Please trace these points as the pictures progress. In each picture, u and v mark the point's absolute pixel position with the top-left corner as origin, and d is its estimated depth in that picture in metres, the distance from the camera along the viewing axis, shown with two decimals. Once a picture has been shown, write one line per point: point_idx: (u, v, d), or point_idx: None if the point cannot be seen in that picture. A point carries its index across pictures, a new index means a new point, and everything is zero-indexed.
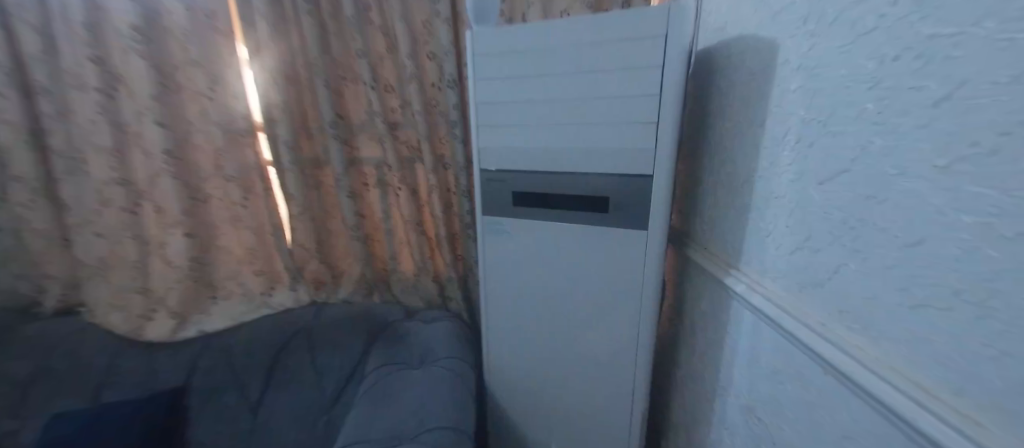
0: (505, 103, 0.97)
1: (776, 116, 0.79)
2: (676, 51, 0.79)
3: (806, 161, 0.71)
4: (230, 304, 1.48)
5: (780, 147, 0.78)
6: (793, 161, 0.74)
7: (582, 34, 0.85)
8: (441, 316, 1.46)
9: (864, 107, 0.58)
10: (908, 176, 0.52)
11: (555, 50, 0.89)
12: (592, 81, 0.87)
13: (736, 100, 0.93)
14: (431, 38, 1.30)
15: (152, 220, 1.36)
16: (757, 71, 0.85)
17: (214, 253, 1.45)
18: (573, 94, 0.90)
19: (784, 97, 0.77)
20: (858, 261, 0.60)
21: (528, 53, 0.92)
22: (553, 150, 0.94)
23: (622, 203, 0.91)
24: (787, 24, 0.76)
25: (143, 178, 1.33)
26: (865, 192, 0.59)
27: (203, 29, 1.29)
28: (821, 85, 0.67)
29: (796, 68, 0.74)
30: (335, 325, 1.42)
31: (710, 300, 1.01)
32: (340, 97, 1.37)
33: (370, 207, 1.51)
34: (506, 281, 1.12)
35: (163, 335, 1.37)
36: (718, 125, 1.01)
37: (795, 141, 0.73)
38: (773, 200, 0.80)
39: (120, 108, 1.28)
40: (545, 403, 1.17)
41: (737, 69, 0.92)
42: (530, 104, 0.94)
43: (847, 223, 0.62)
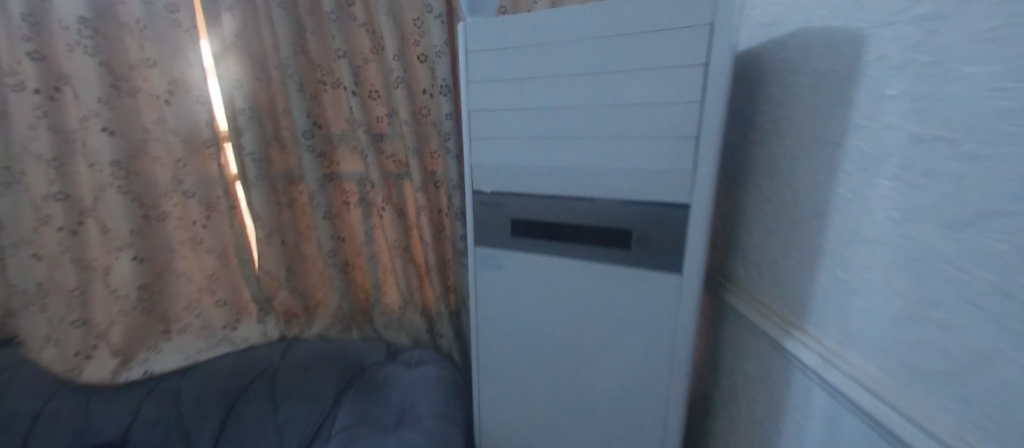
0: (502, 112, 0.78)
1: (864, 132, 0.53)
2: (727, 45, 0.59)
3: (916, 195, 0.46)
4: (187, 338, 1.28)
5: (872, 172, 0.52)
6: (892, 196, 0.49)
7: (599, 24, 0.66)
8: (430, 359, 1.26)
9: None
10: None
11: (564, 45, 0.69)
12: (611, 87, 0.67)
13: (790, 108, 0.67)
14: (422, 38, 1.13)
15: (97, 242, 1.18)
16: (820, 74, 0.60)
17: (170, 279, 1.26)
18: (586, 101, 0.70)
19: (878, 105, 0.51)
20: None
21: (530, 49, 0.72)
22: (563, 170, 0.74)
23: (650, 238, 0.70)
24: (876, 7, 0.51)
25: (88, 192, 1.15)
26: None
27: (163, 24, 1.13)
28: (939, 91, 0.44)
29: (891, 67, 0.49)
30: (303, 368, 1.22)
31: (755, 370, 0.76)
32: (318, 104, 1.20)
33: (352, 229, 1.33)
34: (501, 329, 0.91)
35: (102, 378, 1.17)
36: (760, 140, 0.75)
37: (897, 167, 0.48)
38: (862, 242, 0.53)
39: (65, 112, 1.12)
40: None
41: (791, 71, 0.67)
42: (532, 114, 0.75)
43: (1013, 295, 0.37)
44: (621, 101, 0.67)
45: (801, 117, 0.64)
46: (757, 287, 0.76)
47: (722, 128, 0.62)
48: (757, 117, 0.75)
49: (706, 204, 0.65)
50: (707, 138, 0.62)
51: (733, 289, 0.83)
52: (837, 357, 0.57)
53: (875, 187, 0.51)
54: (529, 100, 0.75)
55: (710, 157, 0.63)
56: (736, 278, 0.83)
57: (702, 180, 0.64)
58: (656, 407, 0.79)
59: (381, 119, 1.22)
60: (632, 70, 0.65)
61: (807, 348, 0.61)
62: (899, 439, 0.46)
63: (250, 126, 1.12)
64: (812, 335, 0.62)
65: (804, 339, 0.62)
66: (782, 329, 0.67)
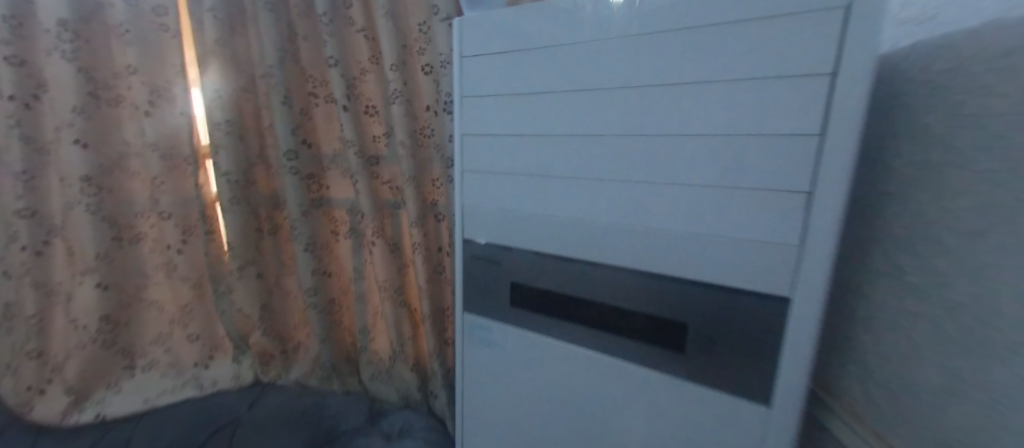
0: (504, 138, 0.57)
1: None
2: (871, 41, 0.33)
3: None
4: (152, 375, 1.14)
5: None
6: None
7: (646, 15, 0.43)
8: (418, 427, 1.04)
9: None
10: None
11: (595, 49, 0.47)
12: (662, 110, 0.44)
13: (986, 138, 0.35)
14: (427, 46, 0.94)
15: (64, 264, 1.06)
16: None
17: (139, 308, 1.13)
18: (622, 129, 0.47)
19: None
20: None
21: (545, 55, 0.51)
22: (584, 222, 0.51)
23: (716, 342, 0.45)
24: None
25: (58, 209, 1.04)
26: None
27: (149, 28, 1.02)
28: None
29: None
30: (267, 425, 1.03)
31: None
32: (308, 120, 1.05)
33: (342, 263, 1.16)
34: (491, 427, 0.67)
35: (49, 418, 1.03)
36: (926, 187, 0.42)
37: None
38: None
39: (41, 122, 1.02)
40: None
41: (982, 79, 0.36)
42: (543, 145, 0.53)
43: None
44: (674, 129, 0.43)
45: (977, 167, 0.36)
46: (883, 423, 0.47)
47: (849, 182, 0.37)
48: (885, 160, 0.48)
49: (814, 301, 0.39)
50: (823, 196, 0.37)
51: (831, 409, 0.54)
52: None
53: None
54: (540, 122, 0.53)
55: (825, 227, 0.37)
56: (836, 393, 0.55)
57: (809, 264, 0.38)
58: None
59: (378, 138, 1.05)
60: (695, 82, 0.41)
61: None
62: None
63: (228, 143, 0.98)
64: None
65: None
66: None
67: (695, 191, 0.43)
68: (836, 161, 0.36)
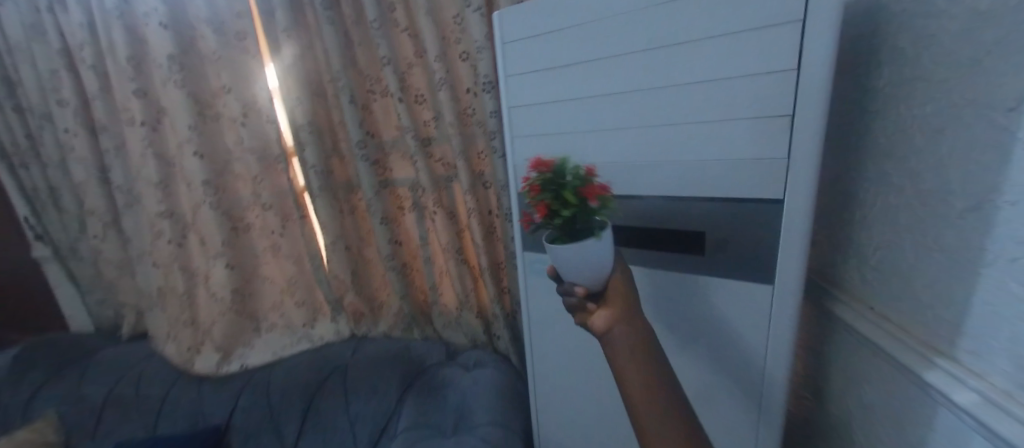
0: (537, 119, 0.72)
1: None
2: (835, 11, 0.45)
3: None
4: (273, 336, 1.43)
5: None
6: None
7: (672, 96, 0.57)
8: (489, 361, 1.27)
9: None
10: None
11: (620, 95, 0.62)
12: (710, 139, 0.56)
13: (930, 88, 0.49)
14: (463, 35, 1.09)
15: (197, 251, 1.35)
16: (975, 61, 0.44)
17: (256, 284, 1.41)
18: (616, 143, 0.64)
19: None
20: None
21: (556, 68, 0.67)
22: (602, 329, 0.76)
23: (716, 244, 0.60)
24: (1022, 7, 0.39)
25: (188, 209, 1.33)
26: None
27: (233, 52, 1.22)
28: None
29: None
30: (372, 365, 1.29)
31: (880, 402, 0.60)
32: (369, 114, 1.23)
33: (408, 233, 1.37)
34: (565, 345, 0.84)
35: (208, 371, 1.34)
36: (906, 113, 0.53)
37: None
38: (1006, 257, 0.42)
39: (164, 142, 1.29)
40: None
41: (926, 56, 0.49)
42: (563, 129, 0.69)
43: None
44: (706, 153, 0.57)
45: (938, 77, 0.48)
46: (876, 298, 0.60)
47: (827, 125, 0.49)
48: (874, 84, 0.58)
49: (807, 204, 0.52)
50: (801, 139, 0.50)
51: (844, 300, 0.65)
52: (1005, 396, 0.41)
53: None
54: (566, 96, 0.67)
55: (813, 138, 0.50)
56: (848, 287, 0.66)
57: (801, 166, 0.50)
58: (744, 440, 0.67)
59: (428, 123, 1.21)
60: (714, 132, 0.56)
61: (958, 381, 0.46)
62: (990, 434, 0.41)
63: (311, 140, 1.19)
64: (966, 364, 0.46)
65: (953, 369, 0.46)
66: (917, 354, 0.51)
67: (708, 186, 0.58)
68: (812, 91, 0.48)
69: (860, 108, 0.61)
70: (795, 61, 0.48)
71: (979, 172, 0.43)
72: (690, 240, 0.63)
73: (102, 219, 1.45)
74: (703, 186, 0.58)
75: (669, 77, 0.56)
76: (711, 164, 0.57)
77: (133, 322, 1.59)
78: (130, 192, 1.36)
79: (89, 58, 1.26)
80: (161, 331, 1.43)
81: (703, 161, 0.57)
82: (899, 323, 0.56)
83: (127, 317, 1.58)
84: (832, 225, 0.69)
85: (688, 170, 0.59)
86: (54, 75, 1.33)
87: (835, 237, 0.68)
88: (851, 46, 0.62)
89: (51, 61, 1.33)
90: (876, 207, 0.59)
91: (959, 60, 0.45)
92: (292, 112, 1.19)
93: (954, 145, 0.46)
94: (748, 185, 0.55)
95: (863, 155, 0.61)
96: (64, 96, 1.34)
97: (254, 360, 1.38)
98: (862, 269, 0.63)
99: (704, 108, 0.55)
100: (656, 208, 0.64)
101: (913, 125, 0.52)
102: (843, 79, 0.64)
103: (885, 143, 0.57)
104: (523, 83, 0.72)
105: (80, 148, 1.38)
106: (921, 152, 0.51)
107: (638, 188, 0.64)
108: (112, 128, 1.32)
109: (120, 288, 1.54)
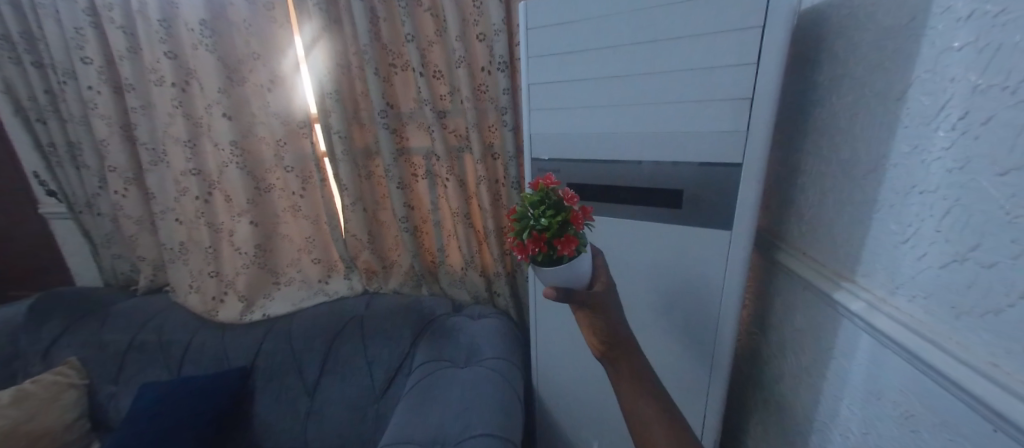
0: (555, 97, 0.86)
1: (921, 116, 0.54)
2: (781, 25, 0.64)
3: (915, 171, 0.55)
4: (292, 289, 1.58)
5: (927, 144, 0.53)
6: (925, 172, 0.53)
7: (671, 79, 0.73)
8: (490, 313, 1.44)
9: (1000, 116, 0.45)
10: (1020, 204, 0.43)
11: (628, 77, 0.77)
12: (697, 113, 0.73)
13: (848, 84, 0.67)
14: (482, 18, 1.22)
15: (222, 208, 1.47)
16: (875, 65, 0.62)
17: (276, 241, 1.54)
18: (620, 117, 0.80)
19: (925, 91, 0.54)
20: (994, 283, 0.46)
21: (574, 54, 0.81)
22: None
23: (690, 199, 0.78)
24: (907, 28, 0.56)
25: (215, 169, 1.43)
26: (1008, 214, 0.44)
27: (262, 20, 1.30)
28: (945, 90, 0.51)
29: (918, 83, 0.55)
30: (386, 315, 1.44)
31: (803, 324, 0.79)
32: (390, 86, 1.35)
33: (420, 198, 1.50)
34: None
35: (233, 318, 1.49)
36: (831, 102, 0.71)
37: (929, 154, 0.53)
38: (886, 206, 0.60)
39: (193, 104, 1.38)
40: (593, 402, 1.10)
41: (849, 59, 0.67)
42: (576, 105, 0.84)
43: (959, 240, 0.49)
44: (695, 125, 0.74)
45: (857, 75, 0.65)
46: (806, 243, 0.78)
47: (773, 108, 0.68)
48: (815, 77, 0.75)
49: (758, 167, 0.71)
50: (757, 116, 0.69)
51: (785, 249, 0.84)
52: (882, 302, 0.60)
53: (935, 137, 0.52)
54: (582, 77, 0.82)
55: (766, 115, 0.68)
56: (789, 237, 0.84)
57: (758, 135, 0.69)
58: (703, 354, 0.87)
59: (444, 97, 1.34)
60: (702, 108, 0.72)
61: (854, 296, 0.64)
62: (874, 328, 0.60)
63: (337, 108, 1.30)
64: (860, 284, 0.65)
65: (852, 288, 0.65)
66: (830, 280, 0.70)
67: (695, 150, 0.75)
68: (767, 80, 0.67)
69: (804, 97, 0.79)
70: (757, 58, 0.67)
71: (876, 143, 0.61)
72: (670, 197, 0.80)
73: (124, 175, 1.51)
74: (691, 150, 0.75)
75: (669, 63, 0.73)
76: (698, 133, 0.74)
77: (150, 275, 1.68)
78: (154, 150, 1.43)
79: (118, 18, 1.31)
80: (184, 282, 1.54)
81: (692, 131, 0.74)
82: (820, 261, 0.74)
83: (143, 271, 1.66)
84: (780, 190, 0.88)
85: (681, 138, 0.75)
86: (78, 32, 1.37)
87: (782, 200, 0.87)
88: (802, 47, 0.79)
89: (74, 17, 1.36)
90: (808, 174, 0.78)
91: (870, 62, 0.63)
92: (320, 81, 1.30)
93: (863, 124, 0.64)
94: (723, 150, 0.73)
95: (804, 135, 0.79)
96: (87, 53, 1.38)
97: (275, 309, 1.52)
98: (794, 222, 0.82)
99: (695, 89, 0.72)
100: (648, 170, 0.80)
101: (837, 112, 0.70)
102: (794, 74, 0.82)
103: (817, 124, 0.75)
104: (544, 65, 0.85)
105: (104, 106, 1.43)
106: (843, 130, 0.68)
107: (639, 155, 0.80)
108: (139, 88, 1.38)
109: (137, 243, 1.62)
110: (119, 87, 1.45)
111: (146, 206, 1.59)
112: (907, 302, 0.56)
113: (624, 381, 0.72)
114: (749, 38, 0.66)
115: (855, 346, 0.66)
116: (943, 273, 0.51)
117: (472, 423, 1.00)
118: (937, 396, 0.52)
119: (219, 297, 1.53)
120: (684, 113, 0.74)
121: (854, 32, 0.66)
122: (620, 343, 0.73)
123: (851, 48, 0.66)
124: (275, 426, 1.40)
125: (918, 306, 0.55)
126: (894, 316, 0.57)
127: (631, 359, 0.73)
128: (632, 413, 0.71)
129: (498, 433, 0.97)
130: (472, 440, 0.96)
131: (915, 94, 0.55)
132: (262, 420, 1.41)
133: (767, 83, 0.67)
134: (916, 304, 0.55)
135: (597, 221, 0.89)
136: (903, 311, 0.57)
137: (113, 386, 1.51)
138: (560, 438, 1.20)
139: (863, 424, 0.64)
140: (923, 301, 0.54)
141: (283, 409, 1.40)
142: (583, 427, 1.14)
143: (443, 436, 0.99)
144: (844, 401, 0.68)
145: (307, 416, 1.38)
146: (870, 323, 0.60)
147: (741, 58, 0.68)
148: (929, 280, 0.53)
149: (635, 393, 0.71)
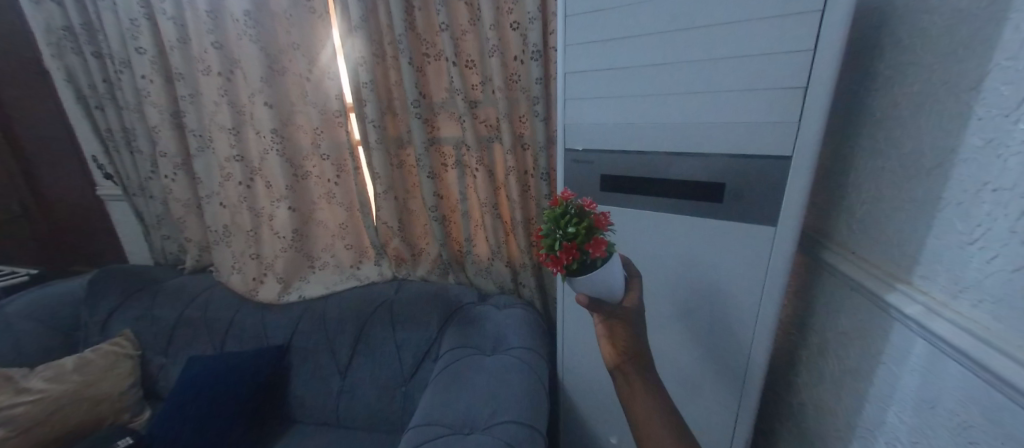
0: (592, 88, 0.85)
1: (999, 107, 0.50)
2: (841, 9, 0.60)
3: (987, 167, 0.51)
4: (325, 273, 1.63)
5: (1005, 139, 0.49)
6: (1001, 171, 0.49)
7: (717, 68, 0.71)
8: (516, 303, 1.45)
9: None
10: None
11: (671, 66, 0.74)
12: (744, 105, 0.70)
13: (913, 75, 0.63)
14: (516, 6, 1.20)
15: (263, 193, 1.54)
16: (947, 53, 0.57)
17: (312, 226, 1.60)
18: (659, 110, 0.78)
19: (1006, 80, 0.49)
20: None
21: (615, 43, 0.79)
22: None
23: (734, 192, 0.75)
24: (988, 13, 0.52)
25: (257, 156, 1.50)
26: None
27: (302, 11, 1.33)
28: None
29: (997, 71, 0.51)
30: (414, 302, 1.47)
31: (848, 326, 0.76)
32: (423, 76, 1.36)
33: (449, 188, 1.51)
34: None
35: (272, 298, 1.56)
36: (891, 96, 0.67)
37: (1009, 149, 0.49)
38: (951, 205, 0.56)
39: (237, 93, 1.44)
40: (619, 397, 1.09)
41: (914, 48, 0.63)
42: (614, 97, 0.82)
43: None
44: (742, 116, 0.71)
45: (924, 63, 0.61)
46: (857, 243, 0.74)
47: (829, 101, 0.65)
48: (875, 66, 0.71)
49: (808, 160, 0.68)
50: (810, 108, 0.66)
51: (832, 247, 0.80)
52: (943, 307, 0.56)
53: (1014, 130, 0.48)
54: (623, 66, 0.79)
55: (820, 105, 0.65)
56: (837, 236, 0.81)
57: (810, 127, 0.66)
58: (738, 355, 0.85)
59: (475, 87, 1.34)
60: (750, 98, 0.69)
61: (910, 298, 0.61)
62: (931, 332, 0.56)
63: (372, 96, 1.32)
64: (917, 287, 0.61)
65: (909, 291, 0.61)
66: (883, 281, 0.66)
67: (741, 143, 0.72)
68: (823, 69, 0.63)
69: (861, 90, 0.75)
70: (814, 43, 0.63)
71: (942, 137, 0.58)
72: (711, 190, 0.77)
73: (173, 160, 1.60)
74: (737, 143, 0.72)
75: (716, 52, 0.70)
76: (744, 125, 0.71)
77: (196, 256, 1.78)
78: (201, 136, 1.50)
79: (170, 10, 1.37)
80: (226, 264, 1.63)
81: (737, 123, 0.71)
82: (871, 261, 0.70)
83: (190, 252, 1.77)
84: (830, 187, 0.83)
85: (728, 131, 0.72)
86: (133, 23, 1.44)
87: (831, 199, 0.83)
88: (861, 37, 0.74)
89: (129, 9, 1.43)
90: (860, 170, 0.74)
91: (940, 49, 0.58)
92: (356, 70, 1.32)
93: (929, 116, 0.60)
94: (772, 143, 0.70)
95: (859, 130, 0.75)
96: (142, 44, 1.46)
97: (311, 292, 1.59)
98: (842, 221, 0.79)
99: (742, 79, 0.69)
100: (688, 163, 0.78)
101: (898, 107, 0.66)
102: (850, 65, 0.78)
103: (875, 120, 0.71)
104: (583, 55, 0.84)
105: (156, 95, 1.51)
106: (905, 123, 0.64)
107: (677, 146, 0.78)
108: (188, 76, 1.45)
109: (183, 225, 1.71)
110: (169, 75, 1.52)
111: (193, 190, 1.68)
112: (971, 307, 0.53)
113: (634, 381, 0.75)
114: (807, 25, 0.63)
115: (908, 352, 0.62)
116: (1012, 278, 0.48)
117: (499, 410, 1.01)
118: (999, 405, 0.49)
119: (259, 278, 1.61)
120: (731, 104, 0.71)
121: (925, 17, 0.61)
122: (641, 354, 0.77)
123: (919, 35, 0.62)
124: (310, 403, 1.47)
125: (984, 312, 0.52)
126: (954, 321, 0.54)
127: (647, 370, 0.77)
128: (638, 416, 0.74)
129: (524, 421, 0.99)
130: (499, 427, 0.97)
131: (991, 83, 0.51)
132: (297, 398, 1.48)
133: (823, 71, 0.64)
134: (982, 312, 0.52)
135: (631, 213, 0.87)
136: (967, 317, 0.53)
137: (163, 357, 1.62)
138: (584, 431, 1.21)
139: (913, 433, 0.61)
140: (991, 307, 0.51)
141: (316, 389, 1.46)
142: (608, 421, 1.14)
143: (471, 421, 1.00)
144: (893, 409, 0.65)
145: (339, 394, 1.44)
146: (926, 327, 0.57)
147: (795, 46, 0.64)
148: (997, 285, 0.50)
149: (644, 400, 0.74)
